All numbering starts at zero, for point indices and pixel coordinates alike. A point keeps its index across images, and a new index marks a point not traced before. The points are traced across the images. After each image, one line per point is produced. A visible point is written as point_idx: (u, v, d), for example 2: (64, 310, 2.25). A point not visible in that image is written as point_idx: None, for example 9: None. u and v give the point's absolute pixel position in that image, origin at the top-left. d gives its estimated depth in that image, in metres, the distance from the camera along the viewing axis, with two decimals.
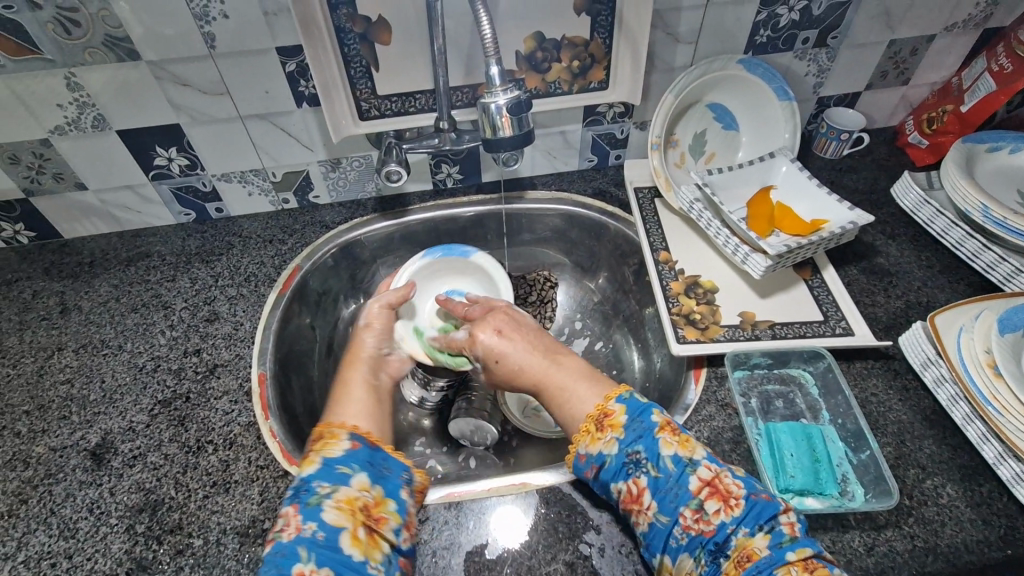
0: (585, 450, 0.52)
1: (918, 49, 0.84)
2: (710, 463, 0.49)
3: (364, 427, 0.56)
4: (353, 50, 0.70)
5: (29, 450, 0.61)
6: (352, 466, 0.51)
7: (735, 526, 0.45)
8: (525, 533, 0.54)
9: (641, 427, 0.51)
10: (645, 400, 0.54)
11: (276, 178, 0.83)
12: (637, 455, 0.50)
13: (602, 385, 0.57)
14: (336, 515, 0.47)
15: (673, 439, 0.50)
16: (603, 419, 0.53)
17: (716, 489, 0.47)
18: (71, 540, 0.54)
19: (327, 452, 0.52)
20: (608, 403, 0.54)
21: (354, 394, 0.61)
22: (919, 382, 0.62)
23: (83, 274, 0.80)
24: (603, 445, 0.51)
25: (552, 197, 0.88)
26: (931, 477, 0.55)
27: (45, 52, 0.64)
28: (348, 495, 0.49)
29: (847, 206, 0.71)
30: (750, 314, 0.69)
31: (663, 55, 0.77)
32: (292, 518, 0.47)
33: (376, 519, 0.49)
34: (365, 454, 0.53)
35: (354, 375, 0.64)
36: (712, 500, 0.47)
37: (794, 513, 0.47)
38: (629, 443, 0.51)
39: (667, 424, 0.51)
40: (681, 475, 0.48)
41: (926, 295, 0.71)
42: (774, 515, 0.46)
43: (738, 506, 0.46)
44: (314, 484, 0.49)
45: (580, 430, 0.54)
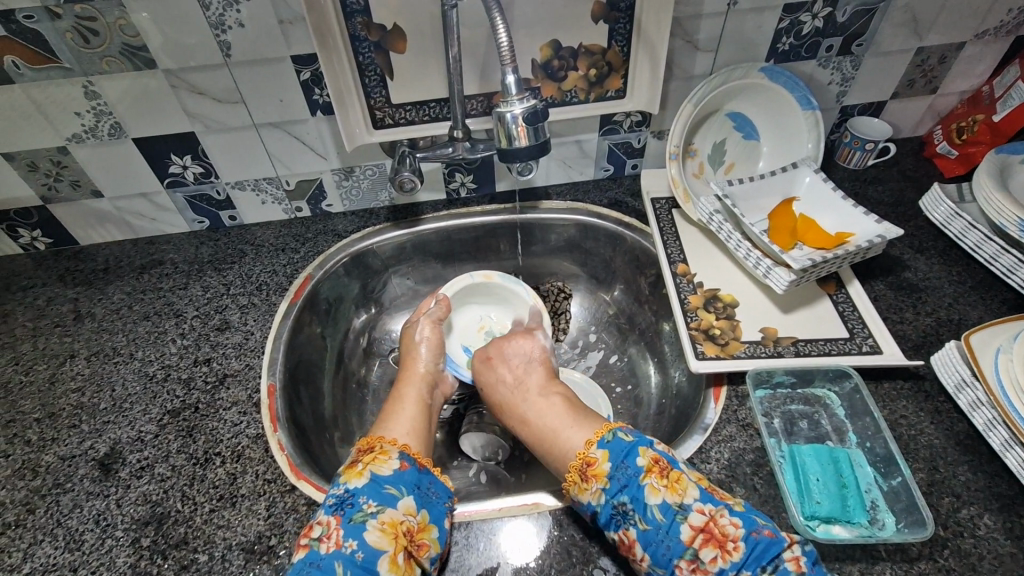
0: (575, 500, 0.52)
1: (948, 57, 0.81)
2: (701, 506, 0.48)
3: (413, 448, 0.57)
4: (367, 58, 0.69)
5: (37, 459, 0.60)
6: (399, 488, 0.52)
7: (736, 572, 0.45)
8: (537, 556, 0.52)
9: (626, 474, 0.51)
10: (631, 439, 0.53)
11: (289, 186, 0.83)
12: (623, 507, 0.49)
13: (591, 426, 0.57)
14: (379, 537, 0.47)
15: (660, 483, 0.49)
16: (586, 470, 0.52)
17: (710, 536, 0.46)
18: (76, 553, 0.53)
19: (376, 468, 0.53)
20: (590, 450, 0.54)
21: (406, 412, 0.62)
22: (953, 405, 0.59)
23: (98, 280, 0.80)
24: (590, 497, 0.51)
25: (566, 207, 0.86)
26: (966, 506, 0.52)
27: (64, 61, 0.64)
28: (392, 517, 0.49)
29: (874, 218, 0.69)
30: (771, 329, 0.67)
31: (682, 64, 0.75)
32: (334, 531, 0.48)
33: (416, 546, 0.49)
34: (412, 476, 0.53)
35: (408, 391, 0.65)
36: (708, 548, 0.46)
37: (800, 547, 0.46)
38: (614, 493, 0.50)
39: (654, 466, 0.50)
40: (672, 525, 0.47)
41: (957, 313, 0.69)
42: (778, 554, 0.45)
43: (737, 550, 0.46)
44: (360, 500, 0.50)
45: (568, 477, 0.54)
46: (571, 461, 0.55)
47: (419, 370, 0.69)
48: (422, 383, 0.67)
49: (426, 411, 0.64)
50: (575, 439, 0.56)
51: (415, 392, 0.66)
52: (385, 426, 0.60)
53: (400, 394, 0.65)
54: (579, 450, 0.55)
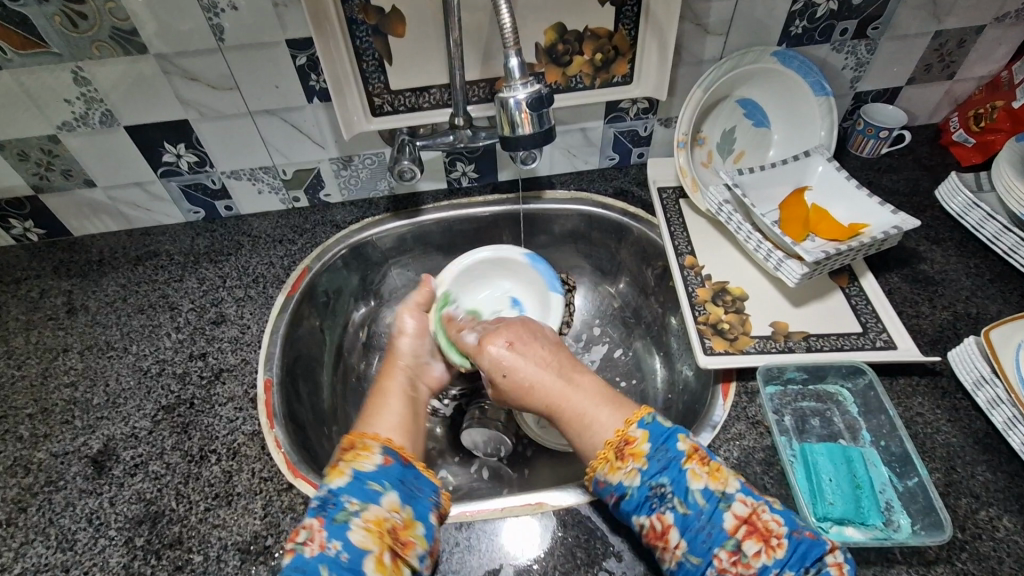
0: (605, 478, 0.51)
1: (967, 41, 0.78)
2: (744, 497, 0.47)
3: (396, 441, 0.57)
4: (365, 43, 0.67)
5: (29, 456, 0.59)
6: (383, 484, 0.51)
7: (780, 569, 0.44)
8: (539, 557, 0.51)
9: (666, 456, 0.49)
10: (669, 424, 0.52)
11: (286, 176, 0.81)
12: (662, 489, 0.48)
13: (625, 409, 0.56)
14: (363, 536, 0.47)
15: (702, 469, 0.48)
16: (624, 448, 0.51)
17: (753, 528, 0.45)
18: (69, 552, 0.52)
19: (358, 465, 0.52)
20: (629, 429, 0.52)
21: (391, 406, 0.62)
22: (970, 402, 0.58)
23: (92, 272, 0.78)
24: (624, 476, 0.50)
25: (570, 197, 0.84)
26: (985, 508, 0.51)
27: (52, 46, 0.62)
28: (377, 515, 0.49)
29: (890, 208, 0.66)
30: (782, 324, 0.65)
31: (691, 48, 0.73)
32: (317, 534, 0.47)
33: (402, 544, 0.47)
34: (396, 472, 0.53)
35: (392, 384, 0.66)
36: (751, 541, 0.45)
37: (840, 551, 0.45)
38: (653, 474, 0.49)
39: (695, 452, 0.49)
40: (715, 511, 0.46)
41: (975, 306, 0.66)
42: (820, 556, 0.44)
43: (780, 547, 0.44)
44: (343, 498, 0.49)
45: (598, 455, 0.53)
46: (605, 441, 0.53)
47: (402, 361, 0.69)
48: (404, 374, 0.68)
49: (412, 403, 0.65)
50: (609, 421, 0.55)
51: (399, 383, 0.66)
52: (369, 421, 0.60)
53: (382, 387, 0.66)
54: (616, 429, 0.54)
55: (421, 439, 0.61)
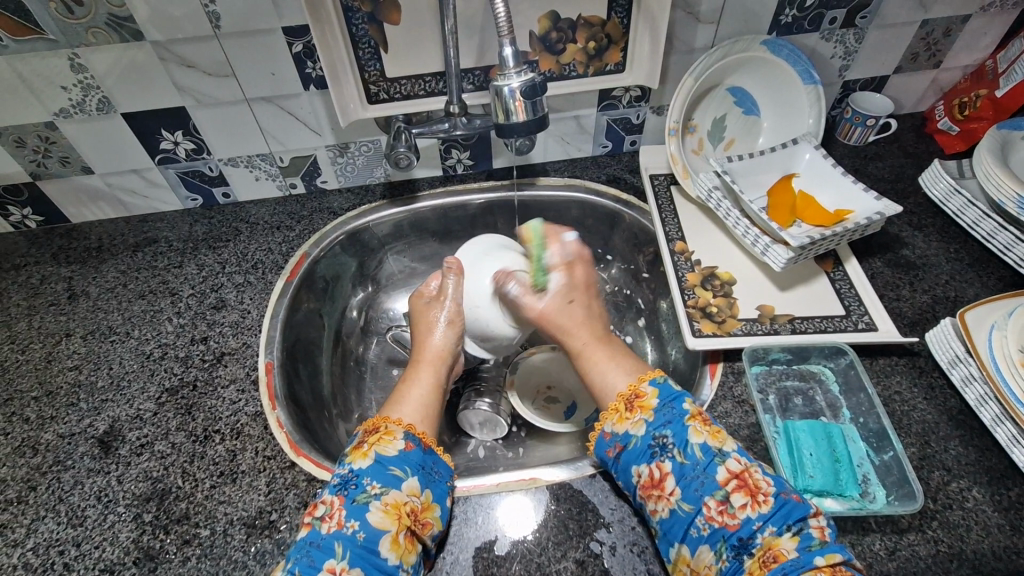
0: (612, 429, 0.55)
1: (952, 30, 0.80)
2: (739, 457, 0.50)
3: (418, 428, 0.57)
4: (361, 30, 0.67)
5: (37, 436, 0.60)
6: (404, 470, 0.52)
7: (763, 522, 0.46)
8: (533, 528, 0.53)
9: (671, 412, 0.53)
10: (678, 388, 0.56)
11: (283, 163, 0.81)
12: (663, 440, 0.52)
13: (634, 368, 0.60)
14: (381, 518, 0.48)
15: (704, 427, 0.52)
16: (634, 401, 0.55)
17: (743, 483, 0.48)
18: (79, 528, 0.54)
19: (381, 449, 0.52)
20: (641, 385, 0.56)
21: (413, 393, 0.61)
22: (946, 380, 0.60)
23: (91, 259, 0.79)
24: (630, 426, 0.54)
25: (564, 183, 0.85)
26: (956, 480, 0.53)
27: (49, 32, 0.62)
28: (396, 499, 0.49)
29: (873, 195, 0.68)
30: (768, 307, 0.67)
31: (682, 36, 0.74)
32: (337, 512, 0.48)
33: (420, 524, 0.50)
34: (416, 457, 0.53)
35: (421, 374, 0.64)
36: (739, 494, 0.48)
37: (824, 518, 0.47)
38: (657, 426, 0.53)
39: (698, 414, 0.53)
40: (710, 464, 0.50)
41: (954, 290, 0.69)
42: (804, 517, 0.46)
43: (766, 503, 0.47)
44: (365, 480, 0.50)
45: (608, 409, 0.57)
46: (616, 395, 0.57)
47: (433, 346, 0.66)
48: (439, 362, 0.65)
49: (438, 394, 0.63)
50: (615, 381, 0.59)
51: (431, 372, 0.64)
52: (392, 407, 0.59)
53: (408, 377, 0.64)
54: (624, 388, 0.57)
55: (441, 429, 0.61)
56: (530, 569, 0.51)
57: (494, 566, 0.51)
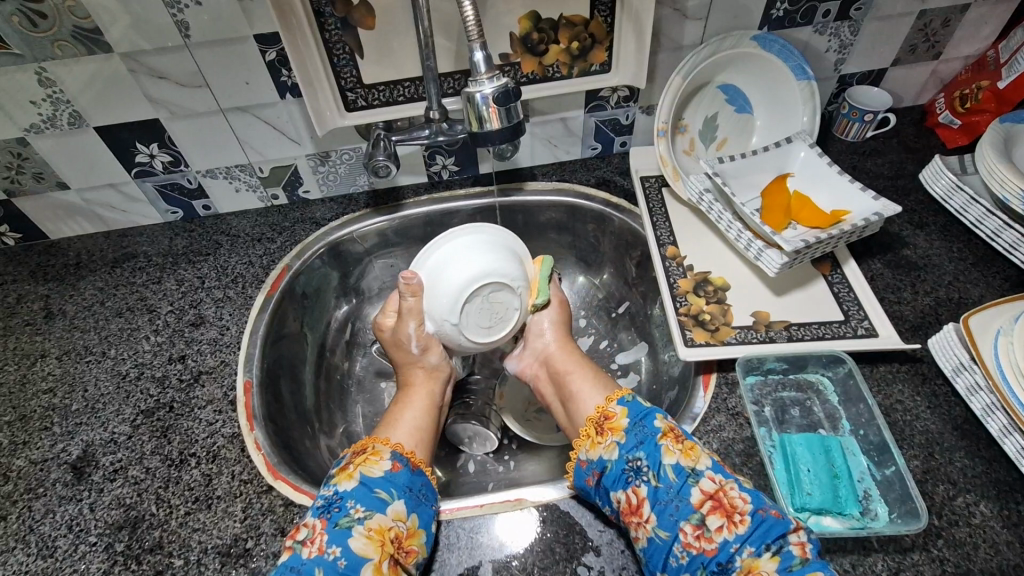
0: (587, 456, 0.53)
1: (952, 20, 0.77)
2: (713, 474, 0.49)
3: (407, 445, 0.57)
4: (336, 36, 0.65)
5: (9, 463, 0.59)
6: (390, 492, 0.51)
7: (740, 543, 0.45)
8: (520, 550, 0.51)
9: (643, 432, 0.52)
10: (647, 405, 0.55)
11: (263, 173, 0.79)
12: (637, 463, 0.51)
13: (607, 388, 0.60)
14: (364, 544, 0.47)
15: (675, 446, 0.50)
16: (604, 423, 0.55)
17: (718, 504, 0.47)
18: (49, 560, 0.52)
19: (367, 470, 0.52)
20: (609, 406, 0.56)
21: (407, 415, 0.61)
22: (950, 388, 0.57)
23: (69, 276, 0.77)
24: (603, 451, 0.53)
25: (552, 187, 0.83)
26: (962, 494, 0.51)
27: (13, 46, 0.60)
28: (380, 524, 0.48)
29: (871, 194, 0.66)
30: (763, 314, 0.65)
31: (670, 34, 0.71)
32: (318, 536, 0.47)
33: (405, 552, 0.48)
34: (404, 479, 0.52)
35: (415, 395, 0.63)
36: (715, 516, 0.46)
37: (806, 533, 0.45)
38: (629, 449, 0.52)
39: (670, 431, 0.52)
40: (683, 486, 0.48)
41: (957, 291, 0.66)
42: (783, 534, 0.45)
43: (743, 523, 0.46)
44: (348, 503, 0.49)
45: (581, 434, 0.56)
46: (589, 417, 0.57)
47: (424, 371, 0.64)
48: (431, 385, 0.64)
49: (432, 422, 0.62)
50: (592, 400, 0.59)
51: (425, 394, 0.64)
52: (386, 429, 0.58)
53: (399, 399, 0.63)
54: (598, 406, 0.58)
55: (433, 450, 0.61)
56: None
57: None
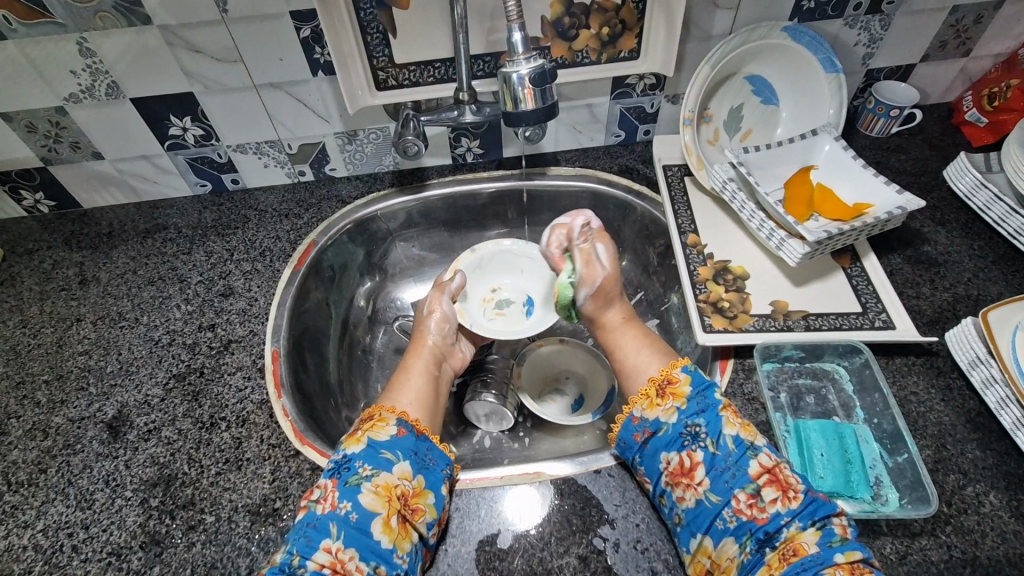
0: (643, 414, 0.55)
1: (984, 17, 0.76)
2: (770, 452, 0.50)
3: (412, 415, 0.58)
4: (369, 15, 0.66)
5: (48, 420, 0.61)
6: (395, 453, 0.52)
7: (790, 518, 0.46)
8: (537, 521, 0.53)
9: (704, 401, 0.54)
10: (710, 378, 0.56)
11: (292, 150, 0.81)
12: (696, 429, 0.52)
13: (664, 356, 0.61)
14: (372, 500, 0.48)
15: (736, 419, 0.52)
16: (666, 387, 0.56)
17: (774, 478, 0.48)
18: (88, 511, 0.55)
19: (373, 434, 0.53)
20: (673, 371, 0.57)
21: (412, 383, 0.62)
22: (965, 382, 0.58)
23: (102, 245, 0.80)
24: (662, 413, 0.54)
25: (575, 173, 0.84)
26: (972, 484, 0.52)
27: (56, 16, 0.62)
28: (387, 481, 0.50)
29: (896, 188, 0.66)
30: (782, 303, 0.66)
31: (700, 23, 0.71)
32: (330, 493, 0.49)
33: (411, 510, 0.49)
34: (409, 442, 0.54)
35: (415, 363, 0.65)
36: (770, 489, 0.48)
37: (848, 518, 0.47)
38: (690, 414, 0.53)
39: (731, 406, 0.54)
40: (741, 457, 0.50)
41: (976, 288, 0.66)
42: (827, 515, 0.46)
43: (795, 499, 0.47)
44: (356, 464, 0.50)
45: (640, 394, 0.57)
46: (649, 377, 0.59)
47: (427, 343, 0.68)
48: (431, 357, 0.67)
49: (433, 395, 0.63)
50: (649, 365, 0.60)
51: (424, 363, 0.65)
52: (393, 398, 0.60)
53: (404, 366, 0.65)
54: (660, 370, 0.58)
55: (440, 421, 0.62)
56: (532, 565, 0.50)
57: (495, 561, 0.51)
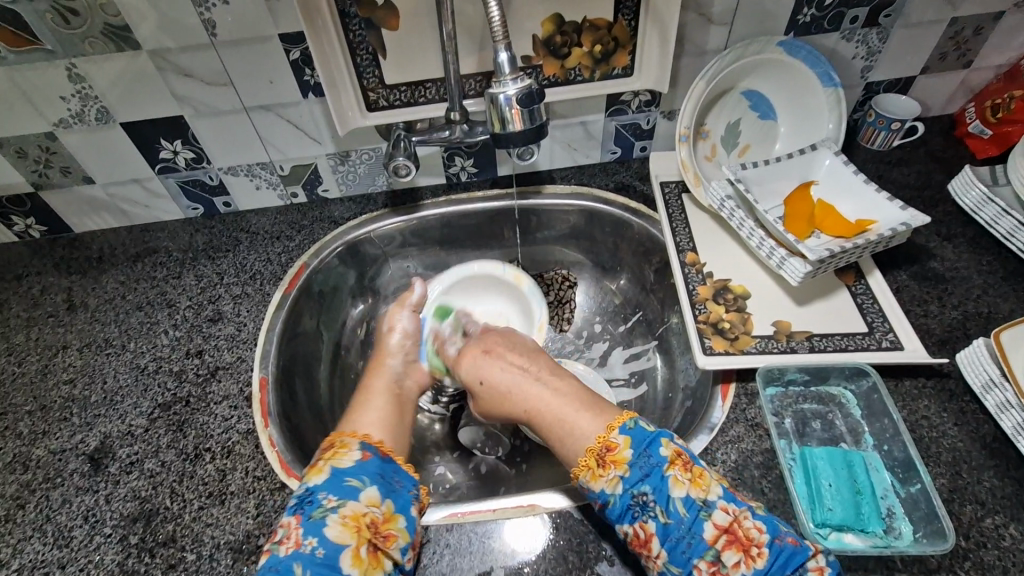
0: (587, 486, 0.50)
1: (984, 28, 0.75)
2: (727, 504, 0.46)
3: (376, 438, 0.56)
4: (359, 36, 0.65)
5: (29, 452, 0.60)
6: (362, 479, 0.50)
7: None
8: (531, 558, 0.50)
9: (648, 463, 0.48)
10: (653, 428, 0.50)
11: (284, 171, 0.80)
12: (643, 498, 0.47)
13: (606, 415, 0.54)
14: (339, 532, 0.46)
15: (684, 476, 0.47)
16: (605, 455, 0.49)
17: (734, 538, 0.44)
18: (65, 549, 0.53)
19: (337, 462, 0.51)
20: (610, 435, 0.50)
21: (372, 404, 0.61)
22: (978, 405, 0.56)
23: (91, 269, 0.79)
24: (606, 484, 0.48)
25: (571, 191, 0.82)
26: (991, 515, 0.49)
27: (44, 42, 0.61)
28: (355, 510, 0.48)
29: (899, 205, 0.64)
30: (784, 323, 0.63)
31: (694, 38, 0.71)
32: (293, 531, 0.47)
33: (382, 537, 0.47)
34: (375, 465, 0.52)
35: (375, 382, 0.64)
36: (730, 551, 0.44)
37: (826, 557, 0.45)
38: (633, 482, 0.48)
39: (677, 458, 0.48)
40: (696, 521, 0.45)
41: (986, 305, 0.64)
42: (803, 563, 0.44)
43: (761, 556, 0.44)
44: (319, 495, 0.48)
45: (580, 463, 0.51)
46: (587, 446, 0.51)
47: (387, 363, 0.67)
48: (390, 373, 0.66)
49: (397, 414, 0.62)
50: (584, 429, 0.53)
51: (384, 383, 0.64)
52: (352, 422, 0.58)
53: (365, 387, 0.64)
54: (599, 435, 0.52)
55: (408, 441, 0.60)
56: None
57: None
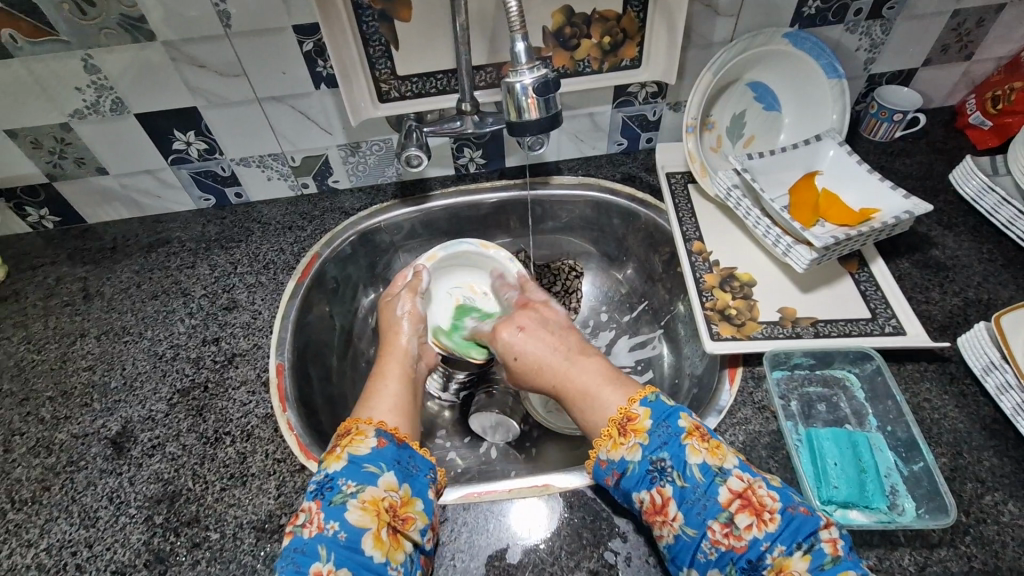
0: (607, 456, 0.51)
1: (985, 20, 0.76)
2: (741, 473, 0.48)
3: (390, 424, 0.57)
4: (371, 28, 0.66)
5: (51, 437, 0.61)
6: (379, 466, 0.51)
7: (770, 542, 0.44)
8: (545, 535, 0.52)
9: (667, 432, 0.50)
10: (672, 403, 0.53)
11: (295, 163, 0.81)
12: (662, 464, 0.49)
13: (629, 387, 0.57)
14: (360, 516, 0.48)
15: (701, 445, 0.49)
16: (626, 425, 0.52)
17: (747, 502, 0.46)
18: (91, 529, 0.54)
19: (353, 449, 0.52)
20: (631, 407, 0.53)
21: (388, 389, 0.62)
22: (978, 387, 0.58)
23: (105, 259, 0.80)
24: (626, 452, 0.51)
25: (578, 182, 0.83)
26: (990, 492, 0.51)
27: (61, 33, 0.62)
28: (374, 495, 0.49)
29: (902, 193, 0.65)
30: (790, 310, 0.65)
31: (701, 30, 0.72)
32: (315, 516, 0.48)
33: (401, 520, 0.49)
34: (392, 452, 0.53)
35: (390, 367, 0.65)
36: (744, 514, 0.46)
37: (836, 529, 0.45)
38: (653, 450, 0.50)
39: (695, 429, 0.50)
40: (711, 485, 0.47)
41: (986, 292, 0.66)
42: (814, 531, 0.45)
43: (772, 521, 0.45)
44: (339, 482, 0.49)
45: (602, 433, 0.53)
46: (611, 417, 0.54)
47: (401, 344, 0.68)
48: (405, 356, 0.67)
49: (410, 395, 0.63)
50: (611, 400, 0.56)
51: (398, 365, 0.66)
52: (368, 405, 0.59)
53: (380, 369, 0.66)
54: (621, 406, 0.54)
55: (420, 419, 0.62)
56: None
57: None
